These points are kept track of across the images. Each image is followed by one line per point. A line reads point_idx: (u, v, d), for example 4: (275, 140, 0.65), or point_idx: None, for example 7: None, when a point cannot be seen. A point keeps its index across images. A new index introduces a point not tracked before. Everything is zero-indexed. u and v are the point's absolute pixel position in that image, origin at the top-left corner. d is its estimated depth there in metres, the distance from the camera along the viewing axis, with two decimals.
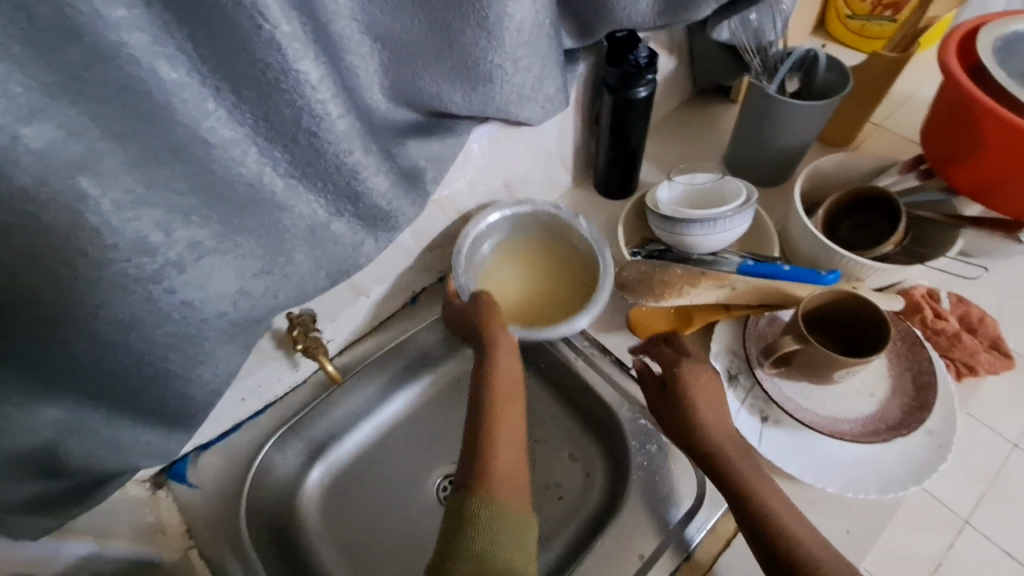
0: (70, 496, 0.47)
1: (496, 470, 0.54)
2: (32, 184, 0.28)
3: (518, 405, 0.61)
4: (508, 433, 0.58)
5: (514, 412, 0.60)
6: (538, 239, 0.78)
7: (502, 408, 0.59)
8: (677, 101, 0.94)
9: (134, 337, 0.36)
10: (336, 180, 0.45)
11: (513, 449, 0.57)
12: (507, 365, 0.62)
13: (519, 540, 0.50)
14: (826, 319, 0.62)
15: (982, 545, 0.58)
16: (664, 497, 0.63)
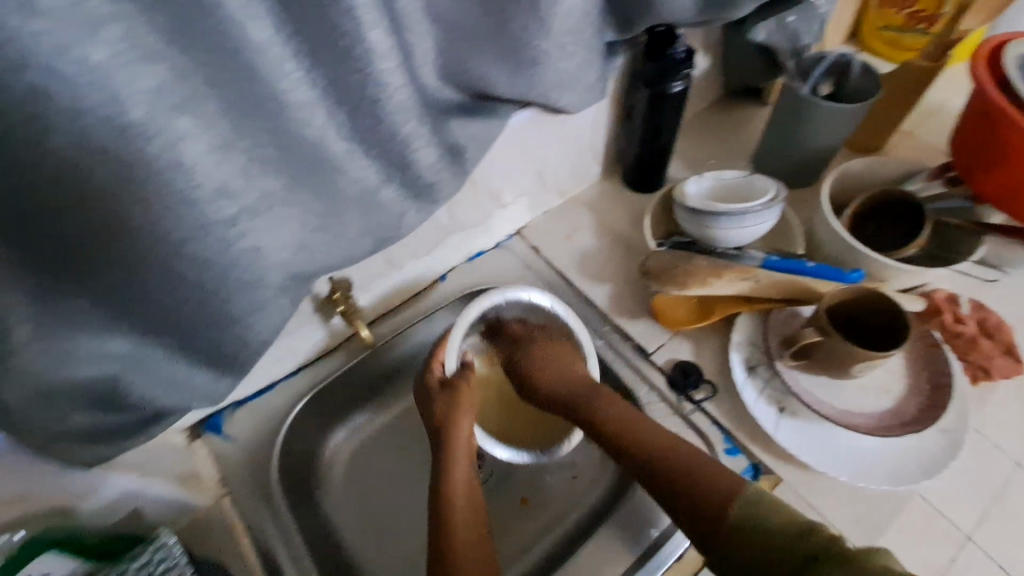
0: (122, 430, 0.48)
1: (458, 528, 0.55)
2: (140, 122, 0.31)
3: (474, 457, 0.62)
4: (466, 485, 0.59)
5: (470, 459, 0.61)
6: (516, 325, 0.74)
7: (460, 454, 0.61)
8: (708, 101, 0.96)
9: (206, 277, 0.40)
10: (388, 148, 0.48)
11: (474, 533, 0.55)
12: (464, 449, 0.61)
13: None
14: (848, 315, 0.63)
15: (984, 563, 0.58)
16: (636, 527, 0.63)
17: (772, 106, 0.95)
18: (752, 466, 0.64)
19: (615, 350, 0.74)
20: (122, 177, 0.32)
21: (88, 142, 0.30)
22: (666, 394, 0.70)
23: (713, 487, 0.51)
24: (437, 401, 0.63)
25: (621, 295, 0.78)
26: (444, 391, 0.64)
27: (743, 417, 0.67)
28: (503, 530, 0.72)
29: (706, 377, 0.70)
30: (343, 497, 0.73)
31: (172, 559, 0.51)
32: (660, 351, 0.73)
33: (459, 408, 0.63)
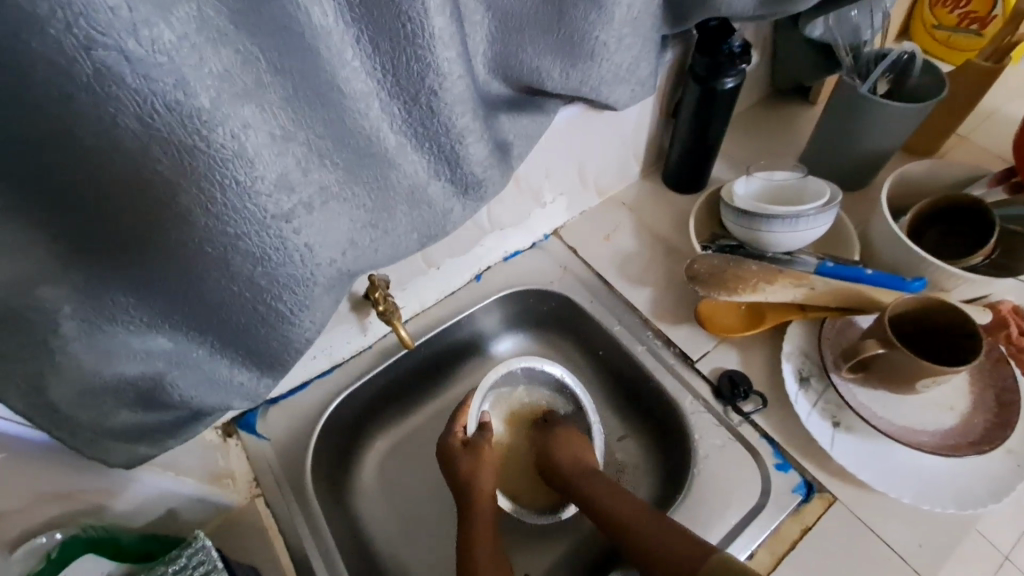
0: (167, 429, 0.47)
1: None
2: (205, 109, 0.29)
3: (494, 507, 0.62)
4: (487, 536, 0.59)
5: (488, 510, 0.61)
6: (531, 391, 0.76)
7: (479, 501, 0.61)
8: (752, 99, 0.93)
9: (259, 275, 0.38)
10: (441, 143, 0.46)
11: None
12: (486, 514, 0.60)
13: None
14: (912, 326, 0.60)
15: None
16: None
17: (821, 105, 0.91)
18: (804, 482, 0.61)
19: (657, 356, 0.72)
20: (184, 168, 0.30)
21: (152, 129, 0.28)
22: (712, 404, 0.67)
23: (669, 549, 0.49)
24: (460, 460, 0.64)
25: (663, 299, 0.75)
26: (468, 448, 0.65)
27: (796, 430, 0.63)
28: (537, 539, 0.71)
29: (755, 387, 0.67)
30: (373, 501, 0.71)
31: (208, 561, 0.48)
32: (706, 359, 0.70)
33: (482, 467, 0.63)
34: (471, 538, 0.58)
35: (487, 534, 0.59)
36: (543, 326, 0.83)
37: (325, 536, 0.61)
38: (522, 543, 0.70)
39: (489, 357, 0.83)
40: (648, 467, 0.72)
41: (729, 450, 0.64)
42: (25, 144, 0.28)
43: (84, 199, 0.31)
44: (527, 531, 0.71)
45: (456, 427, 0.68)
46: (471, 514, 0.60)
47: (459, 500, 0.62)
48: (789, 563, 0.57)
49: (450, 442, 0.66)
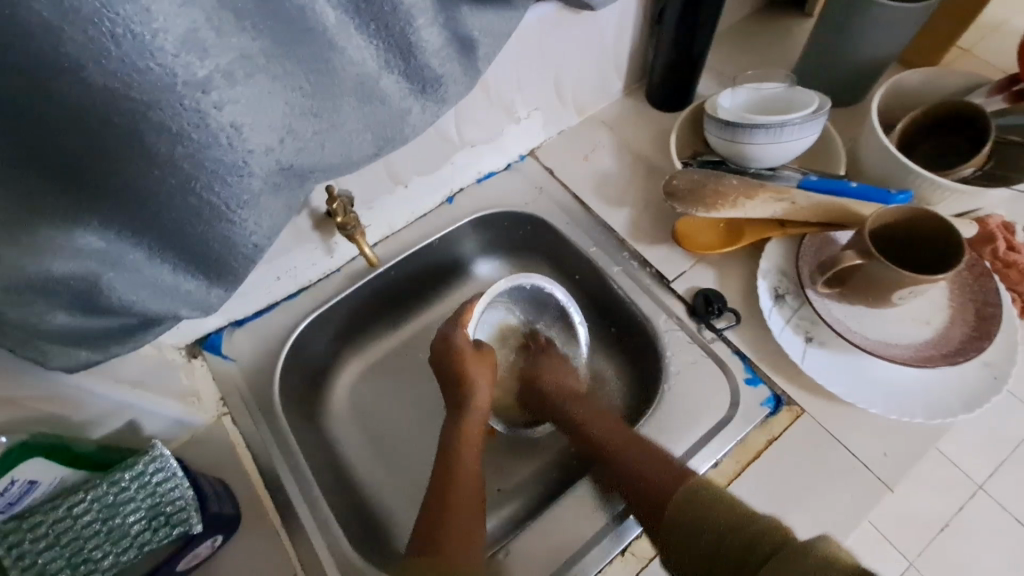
0: (113, 336, 0.46)
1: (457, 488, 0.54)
2: None
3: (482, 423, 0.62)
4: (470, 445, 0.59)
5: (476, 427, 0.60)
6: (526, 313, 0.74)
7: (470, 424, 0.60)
8: (746, 9, 0.87)
9: (179, 157, 0.35)
10: (389, 24, 0.41)
11: (474, 492, 0.56)
12: (477, 413, 0.61)
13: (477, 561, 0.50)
14: (895, 238, 0.57)
15: (995, 511, 0.58)
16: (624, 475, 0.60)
17: (817, 18, 0.85)
18: (773, 396, 0.60)
19: (633, 277, 0.70)
20: (65, 9, 0.27)
21: None
22: (685, 322, 0.66)
23: (667, 483, 0.49)
24: (469, 361, 0.63)
25: (642, 219, 0.73)
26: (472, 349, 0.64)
27: (769, 347, 0.63)
28: (509, 457, 0.71)
29: (730, 304, 0.65)
30: (347, 423, 0.72)
31: (167, 469, 0.49)
32: (682, 278, 0.68)
33: (483, 375, 0.63)
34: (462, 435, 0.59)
35: (473, 439, 0.60)
36: (519, 252, 0.81)
37: (293, 451, 0.62)
38: (491, 464, 0.70)
39: (463, 284, 0.81)
40: (621, 387, 0.72)
41: (700, 366, 0.63)
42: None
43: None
44: (498, 454, 0.71)
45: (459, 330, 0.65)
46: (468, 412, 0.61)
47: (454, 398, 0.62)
48: (752, 472, 0.57)
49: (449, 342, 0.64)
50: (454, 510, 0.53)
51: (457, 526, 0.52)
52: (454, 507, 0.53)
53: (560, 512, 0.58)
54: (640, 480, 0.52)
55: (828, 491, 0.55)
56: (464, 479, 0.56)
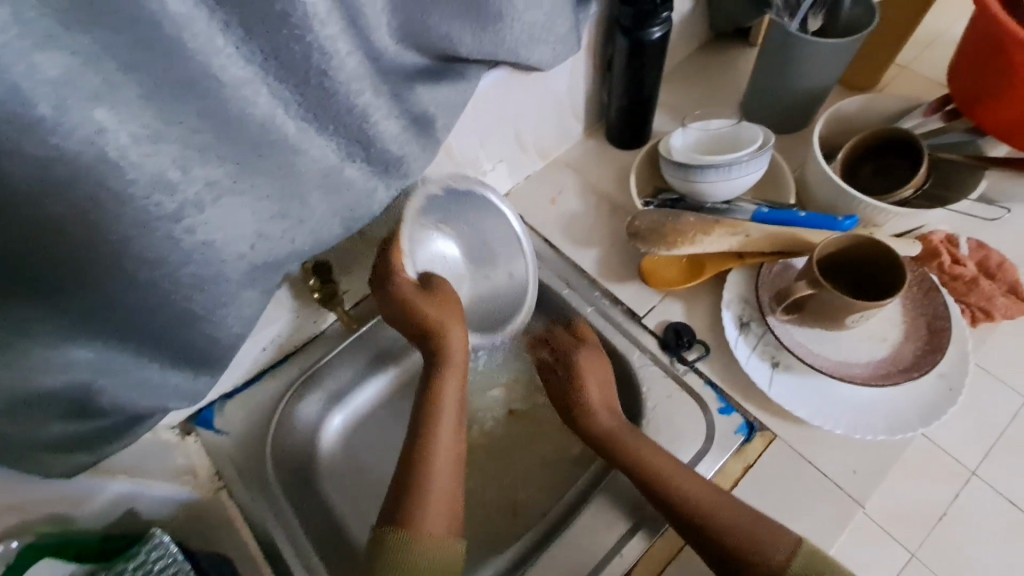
0: (105, 435, 0.48)
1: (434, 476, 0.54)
2: (51, 117, 0.29)
3: (459, 389, 0.60)
4: (447, 439, 0.57)
5: (450, 403, 0.59)
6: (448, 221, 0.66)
7: (443, 396, 0.59)
8: (693, 43, 0.91)
9: (159, 277, 0.38)
10: (347, 123, 0.45)
11: (445, 508, 0.53)
12: (450, 404, 0.59)
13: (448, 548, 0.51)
14: (842, 263, 0.61)
15: (988, 494, 0.60)
16: (626, 498, 0.62)
17: (760, 46, 0.90)
18: (746, 423, 0.63)
19: (607, 316, 0.72)
20: (46, 179, 0.31)
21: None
22: (658, 356, 0.68)
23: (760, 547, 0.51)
24: (426, 307, 0.60)
25: (610, 259, 0.76)
26: (440, 308, 0.61)
27: (737, 376, 0.66)
28: (503, 504, 0.72)
29: (699, 336, 0.69)
30: (344, 479, 0.71)
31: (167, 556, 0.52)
32: (651, 314, 0.71)
33: (450, 321, 0.61)
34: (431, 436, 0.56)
35: (451, 410, 0.59)
36: None
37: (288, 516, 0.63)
38: (481, 510, 0.71)
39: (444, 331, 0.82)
40: None
41: (676, 399, 0.65)
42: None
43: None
44: (490, 497, 0.72)
45: (451, 315, 0.61)
46: (437, 407, 0.58)
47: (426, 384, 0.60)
48: None
49: (447, 329, 0.60)
50: (425, 533, 0.51)
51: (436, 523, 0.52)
52: (425, 528, 0.51)
53: (550, 556, 0.60)
54: (733, 544, 0.51)
55: (804, 512, 0.58)
56: (440, 488, 0.54)
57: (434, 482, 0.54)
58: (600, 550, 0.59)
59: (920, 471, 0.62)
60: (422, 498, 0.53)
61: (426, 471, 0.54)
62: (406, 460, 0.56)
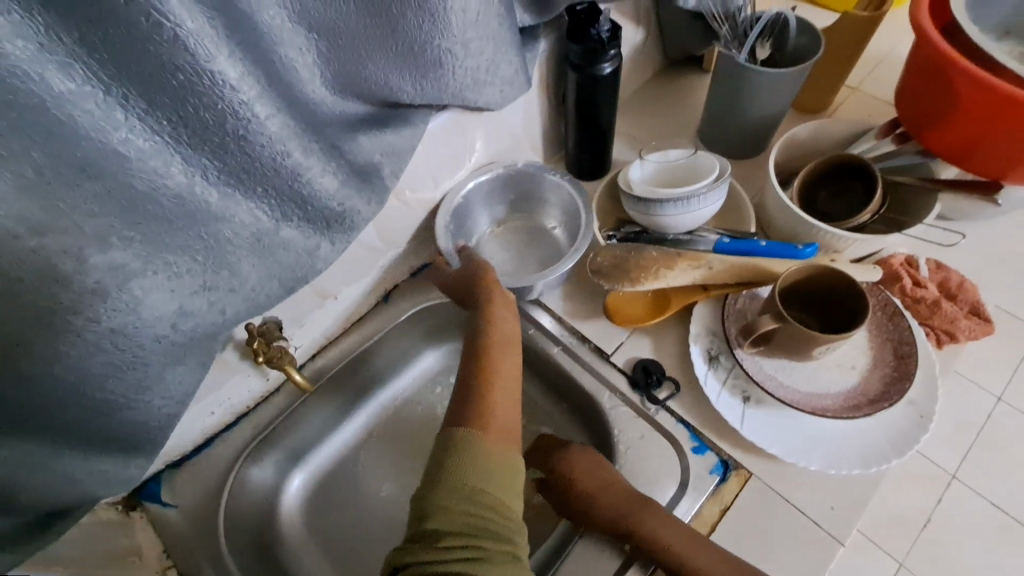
0: (27, 532, 0.45)
1: (494, 408, 0.51)
2: None
3: (516, 356, 0.58)
4: (505, 381, 0.54)
5: (512, 360, 0.57)
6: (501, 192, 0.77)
7: (499, 352, 0.56)
8: (648, 72, 0.91)
9: (63, 370, 0.36)
10: (278, 183, 0.43)
11: (509, 420, 0.51)
12: (513, 354, 0.57)
13: (509, 482, 0.46)
14: (803, 294, 0.60)
15: (969, 499, 0.60)
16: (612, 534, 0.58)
17: (713, 73, 0.90)
18: (720, 462, 0.61)
19: (575, 356, 0.70)
20: None
21: None
22: (628, 396, 0.66)
23: None
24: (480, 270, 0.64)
25: (576, 294, 0.74)
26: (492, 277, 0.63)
27: (710, 413, 0.64)
28: None
29: (669, 373, 0.67)
30: (309, 547, 0.67)
31: None
32: (620, 352, 0.69)
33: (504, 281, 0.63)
34: (495, 376, 0.54)
35: (513, 362, 0.57)
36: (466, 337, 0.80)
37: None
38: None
39: (410, 376, 0.78)
40: None
41: (649, 441, 0.63)
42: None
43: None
44: None
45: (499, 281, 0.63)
46: (491, 330, 0.58)
47: (480, 331, 0.58)
48: None
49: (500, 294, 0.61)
50: (493, 432, 0.48)
51: (498, 443, 0.48)
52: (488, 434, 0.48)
53: None
54: None
55: (786, 555, 0.56)
56: (502, 406, 0.52)
57: (496, 409, 0.51)
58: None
59: (902, 478, 0.61)
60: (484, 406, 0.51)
61: (490, 403, 0.51)
62: (463, 385, 0.54)
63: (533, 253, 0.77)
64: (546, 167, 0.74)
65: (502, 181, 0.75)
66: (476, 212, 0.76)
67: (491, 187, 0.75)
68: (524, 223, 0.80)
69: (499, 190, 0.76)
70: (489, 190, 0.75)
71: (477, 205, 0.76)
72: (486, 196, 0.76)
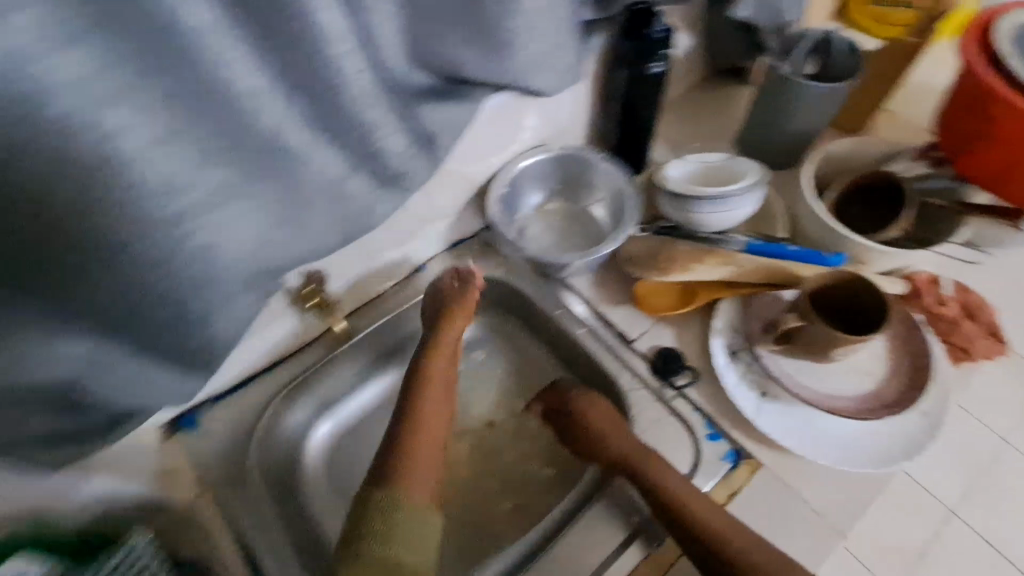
0: (92, 433, 0.48)
1: (416, 453, 0.58)
2: (60, 110, 0.31)
3: (453, 388, 0.65)
4: (435, 409, 0.62)
5: (437, 392, 0.63)
6: (555, 173, 0.81)
7: (436, 385, 0.63)
8: (692, 80, 0.94)
9: (157, 277, 0.39)
10: (353, 137, 0.46)
11: (435, 474, 0.58)
12: (437, 382, 0.63)
13: (424, 535, 0.53)
14: (829, 298, 0.63)
15: (963, 535, 0.61)
16: (624, 506, 0.62)
17: (756, 85, 0.93)
18: (733, 450, 0.63)
19: (599, 338, 0.73)
20: (65, 172, 0.32)
21: (24, 135, 0.30)
22: (647, 380, 0.69)
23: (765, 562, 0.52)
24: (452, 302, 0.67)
25: (605, 281, 0.77)
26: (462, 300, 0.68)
27: (725, 404, 0.66)
28: (484, 520, 0.72)
29: (689, 362, 0.70)
30: (324, 490, 0.70)
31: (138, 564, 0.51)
32: (643, 338, 0.72)
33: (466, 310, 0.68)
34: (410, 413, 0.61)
35: (439, 384, 0.63)
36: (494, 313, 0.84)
37: (267, 514, 0.62)
38: (458, 528, 0.71)
39: None
40: None
41: (664, 424, 0.66)
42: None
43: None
44: (474, 514, 0.72)
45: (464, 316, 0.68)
46: (433, 359, 0.65)
47: (422, 359, 0.65)
48: None
49: (460, 320, 0.67)
50: (412, 489, 0.55)
51: (415, 516, 0.53)
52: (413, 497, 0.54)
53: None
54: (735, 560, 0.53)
55: (789, 541, 0.58)
56: (427, 460, 0.58)
57: (423, 457, 0.58)
58: (603, 556, 0.60)
59: (898, 506, 0.62)
60: (408, 464, 0.57)
61: (410, 449, 0.58)
62: (394, 420, 0.61)
63: (577, 233, 0.82)
64: (597, 153, 0.78)
65: (558, 162, 0.80)
66: (529, 189, 0.81)
67: (546, 167, 0.80)
68: (573, 204, 0.84)
69: (554, 171, 0.81)
70: (544, 169, 0.80)
71: (530, 183, 0.80)
72: (540, 175, 0.80)
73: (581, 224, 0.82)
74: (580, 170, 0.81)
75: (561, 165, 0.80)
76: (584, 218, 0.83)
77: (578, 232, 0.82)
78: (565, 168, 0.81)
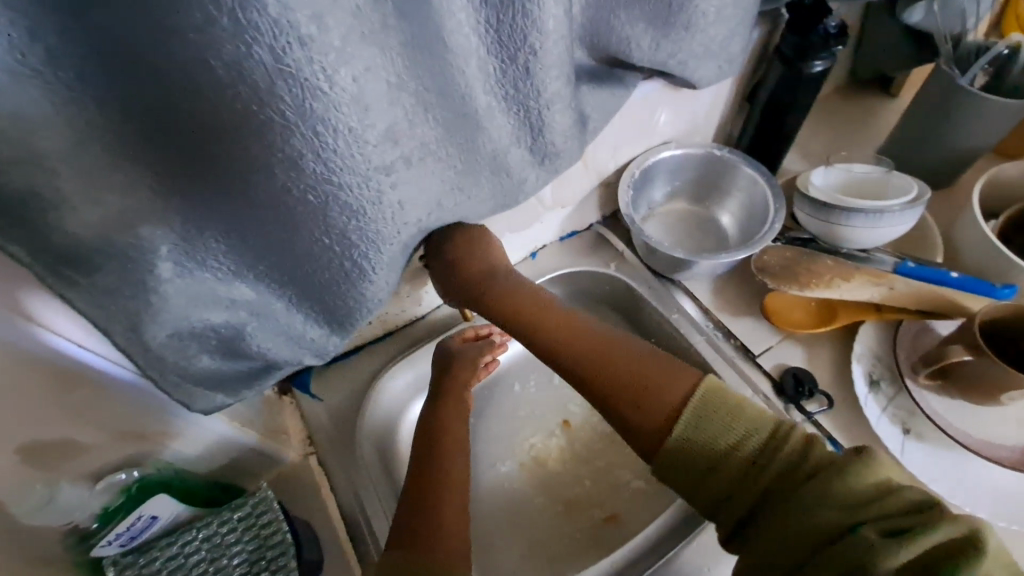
0: (243, 379, 0.47)
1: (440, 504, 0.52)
2: (311, 35, 0.28)
3: (467, 412, 0.61)
4: (456, 443, 0.57)
5: (458, 413, 0.60)
6: (687, 171, 0.77)
7: (450, 413, 0.59)
8: (829, 88, 0.89)
9: (350, 229, 0.38)
10: (528, 108, 0.44)
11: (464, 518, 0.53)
12: (457, 413, 0.59)
13: None
14: (999, 334, 0.56)
15: None
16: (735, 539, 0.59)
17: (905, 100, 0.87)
18: None
19: (717, 347, 0.68)
20: (304, 113, 0.30)
21: (283, 64, 0.28)
22: (773, 400, 0.64)
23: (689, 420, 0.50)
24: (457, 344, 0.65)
25: (726, 289, 0.73)
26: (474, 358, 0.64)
27: (864, 436, 0.61)
28: (574, 522, 0.69)
29: (820, 386, 0.64)
30: None
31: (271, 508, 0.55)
32: (768, 354, 0.67)
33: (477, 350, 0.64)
34: (437, 453, 0.55)
35: (456, 412, 0.59)
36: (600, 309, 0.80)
37: (371, 484, 0.61)
38: (545, 531, 0.69)
39: None
40: None
41: None
42: (140, 59, 0.27)
43: (182, 124, 0.30)
44: (565, 513, 0.70)
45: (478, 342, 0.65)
46: (445, 395, 0.60)
47: (435, 411, 0.59)
48: None
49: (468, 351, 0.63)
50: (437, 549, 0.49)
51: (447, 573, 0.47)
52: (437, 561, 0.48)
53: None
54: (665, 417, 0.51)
55: None
56: (450, 509, 0.52)
57: (443, 513, 0.51)
58: None
59: None
60: (436, 511, 0.51)
61: (439, 513, 0.51)
62: (411, 482, 0.54)
63: (697, 237, 0.78)
64: (740, 155, 0.74)
65: (693, 160, 0.76)
66: (657, 184, 0.78)
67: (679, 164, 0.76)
68: (696, 207, 0.80)
69: (686, 169, 0.77)
70: (677, 166, 0.76)
71: (660, 178, 0.77)
72: (670, 171, 0.77)
73: (702, 229, 0.79)
74: (714, 173, 0.77)
75: (695, 164, 0.76)
76: (707, 222, 0.79)
77: (698, 236, 0.78)
78: (699, 168, 0.77)
